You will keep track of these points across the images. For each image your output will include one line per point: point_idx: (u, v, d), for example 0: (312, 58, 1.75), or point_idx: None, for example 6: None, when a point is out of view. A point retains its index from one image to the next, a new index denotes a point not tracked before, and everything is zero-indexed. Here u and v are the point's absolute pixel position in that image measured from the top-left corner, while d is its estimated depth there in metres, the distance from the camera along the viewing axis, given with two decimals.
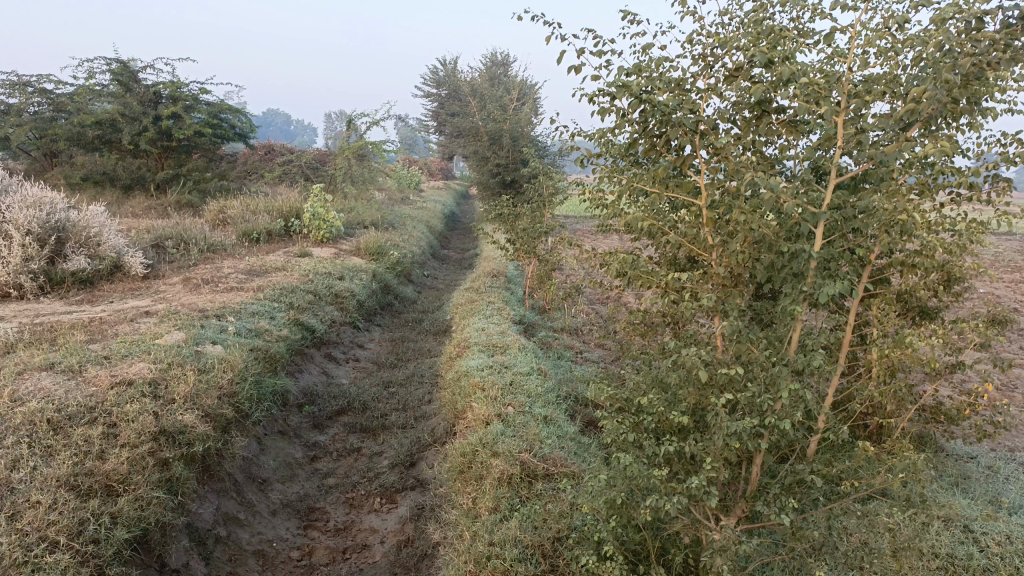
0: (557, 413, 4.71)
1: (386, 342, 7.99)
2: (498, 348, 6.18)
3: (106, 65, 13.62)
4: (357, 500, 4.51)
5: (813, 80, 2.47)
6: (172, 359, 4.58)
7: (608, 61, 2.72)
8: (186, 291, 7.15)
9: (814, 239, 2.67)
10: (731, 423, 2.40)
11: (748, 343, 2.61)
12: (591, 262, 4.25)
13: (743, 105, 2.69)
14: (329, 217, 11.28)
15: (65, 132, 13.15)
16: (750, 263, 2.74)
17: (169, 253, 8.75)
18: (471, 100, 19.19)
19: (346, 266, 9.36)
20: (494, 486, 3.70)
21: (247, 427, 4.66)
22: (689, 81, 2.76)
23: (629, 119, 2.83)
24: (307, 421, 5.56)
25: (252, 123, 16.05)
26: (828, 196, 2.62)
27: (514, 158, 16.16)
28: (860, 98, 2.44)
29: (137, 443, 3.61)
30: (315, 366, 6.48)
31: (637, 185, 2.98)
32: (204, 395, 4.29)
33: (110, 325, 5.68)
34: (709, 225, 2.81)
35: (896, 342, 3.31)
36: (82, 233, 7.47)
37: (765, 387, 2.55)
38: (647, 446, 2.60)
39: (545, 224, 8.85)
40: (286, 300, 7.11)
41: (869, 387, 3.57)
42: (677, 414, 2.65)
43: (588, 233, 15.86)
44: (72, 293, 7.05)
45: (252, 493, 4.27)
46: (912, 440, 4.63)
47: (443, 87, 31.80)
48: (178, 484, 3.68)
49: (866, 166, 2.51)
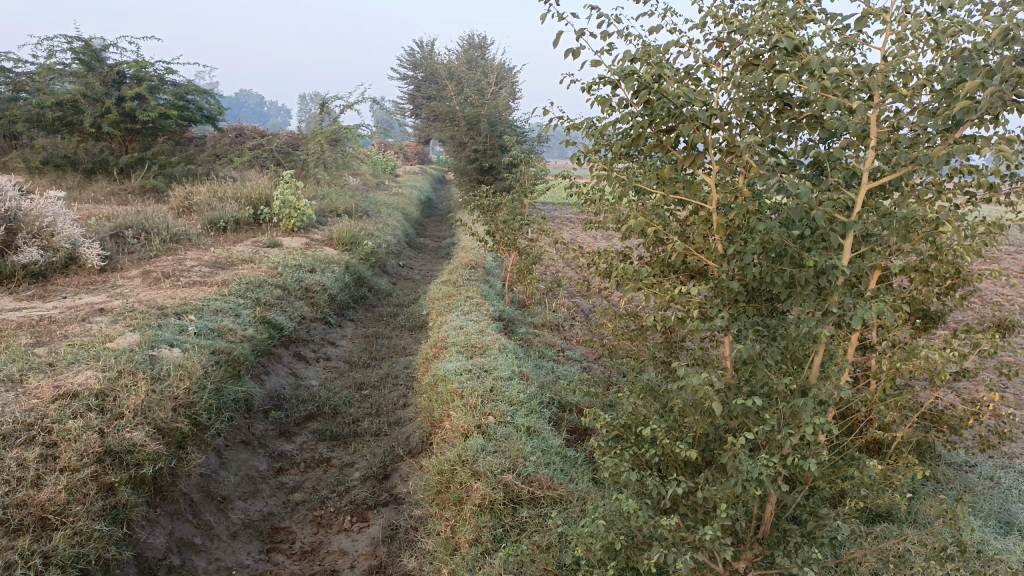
0: (541, 423, 4.41)
1: (359, 339, 7.65)
2: (477, 348, 5.85)
3: (67, 44, 12.99)
4: (326, 518, 4.18)
5: (842, 71, 2.23)
6: (123, 366, 4.19)
7: (610, 45, 2.45)
8: (146, 285, 6.73)
9: (841, 250, 2.42)
10: (750, 465, 2.14)
11: (764, 368, 2.35)
12: (578, 262, 3.94)
13: (762, 97, 2.41)
14: (299, 205, 10.85)
15: (24, 114, 12.57)
16: (766, 277, 2.46)
17: (129, 242, 8.29)
18: (449, 83, 18.68)
19: (318, 258, 8.97)
20: (474, 513, 3.39)
21: (206, 440, 4.30)
22: (699, 69, 2.49)
23: (631, 111, 2.55)
24: (273, 428, 5.21)
25: (221, 105, 15.54)
26: (860, 202, 2.35)
27: (492, 144, 15.76)
28: (897, 91, 2.17)
29: (78, 467, 3.25)
30: (283, 367, 6.14)
31: (635, 184, 2.70)
32: (156, 408, 3.92)
33: (60, 325, 5.26)
34: (720, 233, 2.52)
35: (907, 352, 3.07)
36: (34, 223, 7.02)
37: (783, 420, 2.30)
38: (651, 487, 2.33)
39: (526, 215, 8.49)
40: (253, 296, 6.72)
41: (877, 402, 3.30)
42: (684, 449, 2.37)
43: (566, 224, 15.58)
44: (23, 287, 6.60)
45: (210, 514, 3.93)
46: (915, 450, 4.40)
47: (419, 70, 31.20)
48: (125, 511, 3.32)
49: (906, 171, 2.27)
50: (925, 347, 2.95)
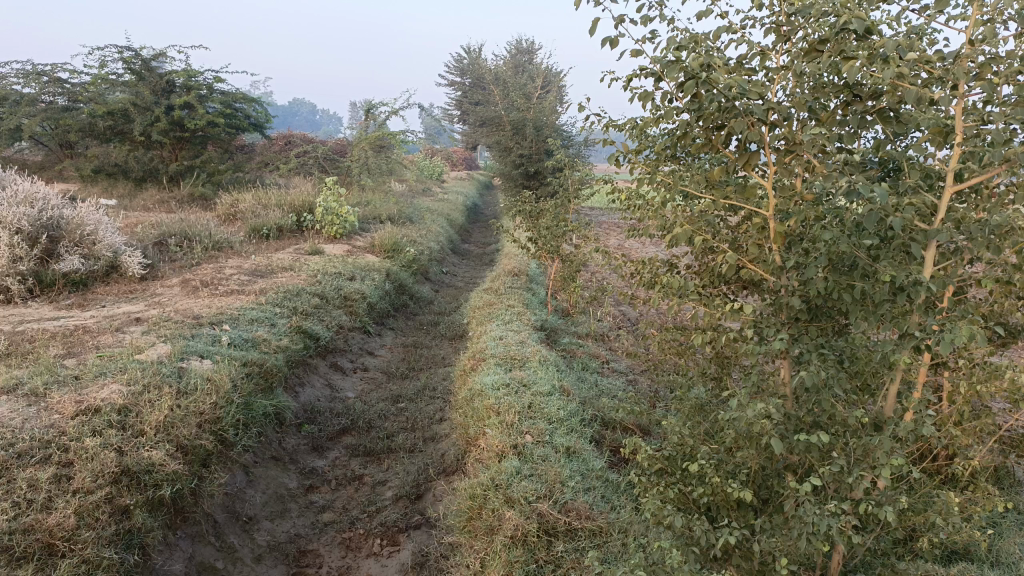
0: (581, 443, 4.14)
1: (398, 348, 7.48)
2: (517, 361, 5.60)
3: (119, 54, 13.19)
4: (354, 541, 3.97)
5: (919, 56, 1.95)
6: (150, 380, 4.04)
7: (652, 33, 2.20)
8: (184, 294, 6.65)
9: (920, 263, 2.14)
10: (816, 515, 1.85)
11: (831, 398, 2.06)
12: (622, 271, 3.67)
13: (827, 88, 2.13)
14: (342, 212, 10.75)
15: (77, 123, 12.83)
16: (832, 293, 2.17)
17: (172, 250, 8.27)
18: (494, 88, 18.51)
19: (358, 265, 8.83)
20: (506, 547, 3.15)
21: (232, 457, 4.14)
22: (754, 58, 2.22)
23: (677, 107, 2.29)
24: (305, 443, 5.05)
25: (268, 113, 15.63)
26: (943, 207, 2.07)
27: (538, 148, 15.54)
28: (984, 78, 1.89)
29: (92, 488, 3.12)
30: (318, 378, 5.99)
31: (681, 189, 2.44)
32: (180, 424, 3.77)
33: (92, 336, 5.17)
34: (778, 243, 2.24)
35: (989, 374, 2.72)
36: (76, 231, 7.02)
37: (854, 459, 2.01)
38: (701, 534, 2.06)
39: (569, 221, 8.21)
40: (290, 305, 6.59)
41: (954, 429, 2.95)
42: (738, 491, 2.09)
43: (612, 230, 15.24)
44: (64, 296, 6.58)
45: (234, 535, 3.78)
46: (993, 478, 4.00)
47: (467, 76, 31.19)
48: (139, 535, 3.18)
49: (997, 172, 2.00)
50: (1010, 368, 2.60)
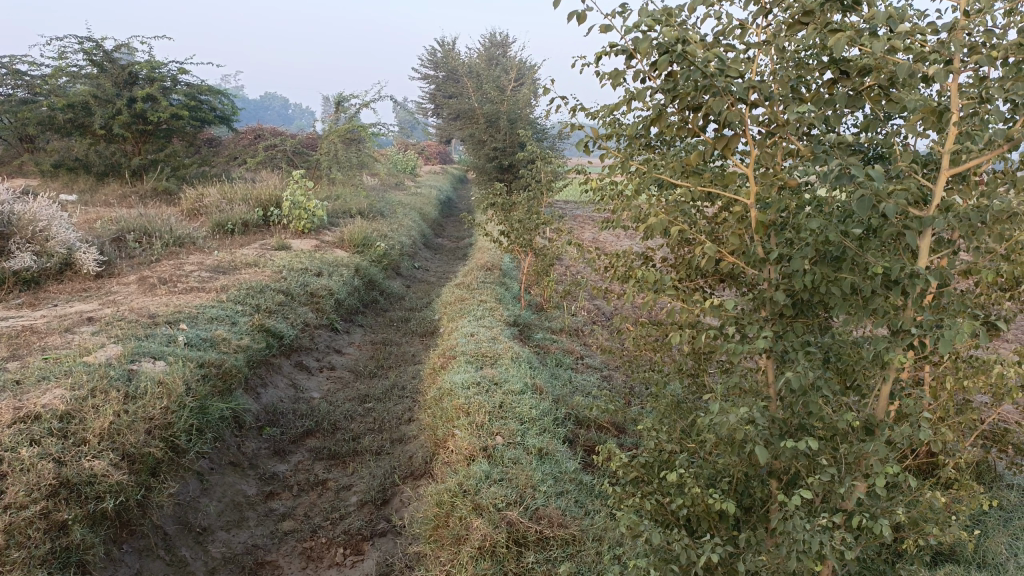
0: (554, 444, 3.98)
1: (367, 346, 7.27)
2: (488, 358, 5.41)
3: (79, 44, 12.76)
4: (316, 551, 3.76)
5: (912, 27, 1.78)
6: (95, 384, 3.79)
7: (623, 7, 2.01)
8: (141, 292, 6.38)
9: (914, 253, 1.97)
10: (806, 531, 1.69)
11: (819, 400, 1.91)
12: (594, 264, 3.50)
13: (812, 64, 1.96)
14: (310, 206, 10.48)
15: (35, 116, 12.41)
16: (818, 287, 2.01)
17: (130, 247, 7.96)
18: (467, 81, 18.26)
19: (326, 260, 8.58)
20: (473, 557, 2.99)
21: (185, 463, 3.92)
22: (734, 33, 2.04)
23: (651, 87, 2.10)
24: (267, 447, 4.83)
25: (235, 106, 15.24)
26: (940, 191, 1.91)
27: (511, 141, 15.33)
28: (980, 50, 1.72)
29: (26, 503, 2.90)
30: (282, 378, 5.77)
31: (655, 175, 2.26)
32: (127, 430, 3.54)
33: (39, 337, 4.90)
34: (760, 232, 2.07)
35: (976, 369, 2.59)
36: (28, 227, 6.71)
37: (846, 467, 1.86)
38: (681, 551, 1.89)
39: (542, 214, 8.03)
40: (252, 302, 6.34)
41: (940, 427, 2.82)
42: (719, 503, 1.93)
43: (586, 224, 15.09)
44: (14, 295, 6.27)
45: (186, 548, 3.57)
46: (974, 473, 3.90)
47: (442, 70, 30.91)
48: (77, 553, 2.98)
49: (996, 153, 1.84)
50: (999, 362, 2.46)
